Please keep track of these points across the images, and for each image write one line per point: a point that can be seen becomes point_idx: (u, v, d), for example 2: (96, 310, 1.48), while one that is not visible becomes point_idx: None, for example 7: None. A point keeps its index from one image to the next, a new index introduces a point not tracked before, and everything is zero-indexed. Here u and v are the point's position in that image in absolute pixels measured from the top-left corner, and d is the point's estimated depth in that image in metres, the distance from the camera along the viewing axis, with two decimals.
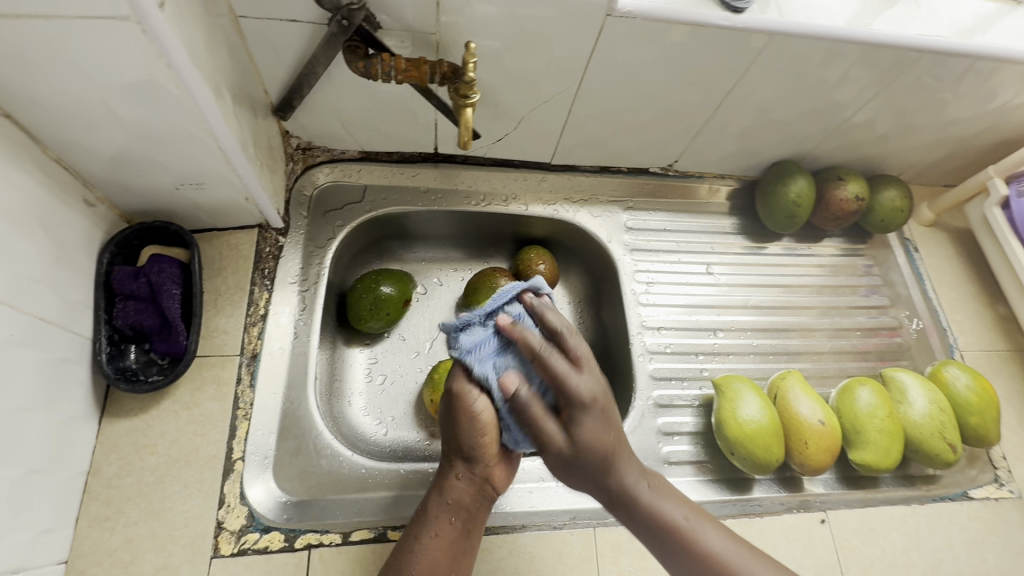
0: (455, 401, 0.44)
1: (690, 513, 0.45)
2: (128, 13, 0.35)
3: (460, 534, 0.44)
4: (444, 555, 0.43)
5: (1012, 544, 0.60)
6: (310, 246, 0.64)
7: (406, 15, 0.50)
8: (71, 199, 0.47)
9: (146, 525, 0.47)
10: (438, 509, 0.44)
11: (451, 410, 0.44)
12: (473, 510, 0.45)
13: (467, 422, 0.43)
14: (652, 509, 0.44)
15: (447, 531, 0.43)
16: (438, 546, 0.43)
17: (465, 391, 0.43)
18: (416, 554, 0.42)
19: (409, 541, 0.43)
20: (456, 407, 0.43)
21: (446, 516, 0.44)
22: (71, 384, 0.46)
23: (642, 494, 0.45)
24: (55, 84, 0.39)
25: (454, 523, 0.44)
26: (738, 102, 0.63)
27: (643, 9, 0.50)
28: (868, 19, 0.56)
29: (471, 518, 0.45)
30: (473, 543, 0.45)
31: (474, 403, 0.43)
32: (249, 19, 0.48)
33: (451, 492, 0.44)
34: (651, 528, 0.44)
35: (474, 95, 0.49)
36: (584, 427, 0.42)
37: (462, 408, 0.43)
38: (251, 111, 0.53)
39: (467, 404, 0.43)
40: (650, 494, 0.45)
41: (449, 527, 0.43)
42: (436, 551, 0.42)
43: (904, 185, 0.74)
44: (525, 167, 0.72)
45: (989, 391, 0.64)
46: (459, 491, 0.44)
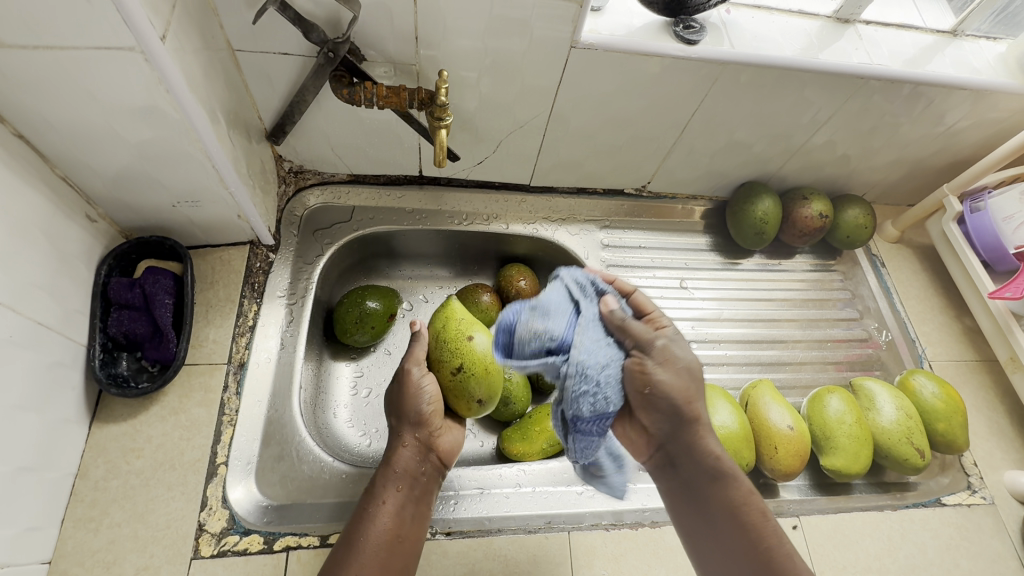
0: (401, 379, 0.52)
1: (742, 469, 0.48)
2: (133, 45, 0.39)
3: (408, 501, 0.47)
4: (393, 520, 0.46)
5: (987, 549, 0.61)
6: (299, 262, 0.67)
7: (388, 47, 0.55)
8: (74, 215, 0.51)
9: (129, 527, 0.49)
10: (386, 481, 0.48)
11: (398, 388, 0.52)
12: (420, 479, 0.49)
13: (412, 394, 0.51)
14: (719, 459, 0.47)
15: (394, 498, 0.47)
16: (387, 511, 0.46)
17: (409, 375, 0.51)
18: (367, 521, 0.45)
19: (358, 513, 0.46)
20: (401, 383, 0.51)
21: (394, 485, 0.48)
22: (64, 387, 0.49)
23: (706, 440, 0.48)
24: (66, 109, 0.43)
25: (401, 491, 0.48)
26: (701, 126, 0.68)
27: (604, 41, 0.55)
28: (814, 50, 0.61)
29: (419, 486, 0.49)
30: (423, 512, 0.48)
31: (418, 378, 0.51)
32: (245, 53, 0.53)
33: (397, 462, 0.49)
34: (707, 471, 0.47)
35: (448, 118, 0.54)
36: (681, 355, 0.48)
37: (406, 385, 0.51)
38: (245, 135, 0.57)
39: (411, 379, 0.51)
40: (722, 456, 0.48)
41: (396, 494, 0.47)
42: (385, 517, 0.45)
43: (866, 204, 0.78)
44: (505, 189, 0.77)
45: (955, 398, 0.65)
46: (405, 459, 0.49)
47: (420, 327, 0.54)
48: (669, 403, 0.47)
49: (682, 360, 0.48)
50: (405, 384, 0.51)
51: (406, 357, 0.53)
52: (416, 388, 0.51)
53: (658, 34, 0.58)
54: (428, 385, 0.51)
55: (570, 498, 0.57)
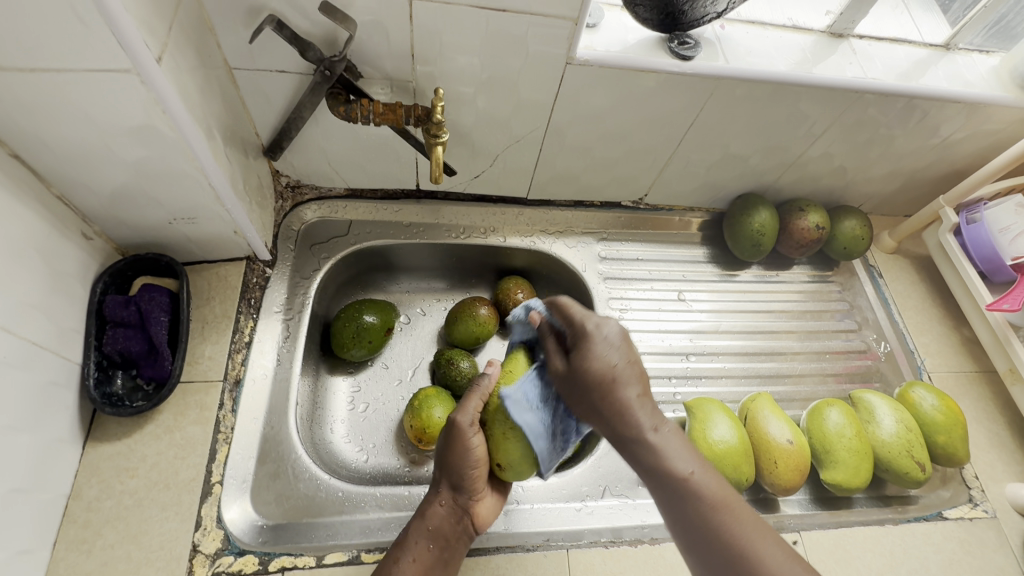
0: (453, 432, 0.49)
1: (697, 465, 0.43)
2: (129, 67, 0.39)
3: (435, 562, 0.48)
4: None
5: (990, 564, 0.60)
6: (296, 277, 0.67)
7: (384, 63, 0.55)
8: (70, 233, 0.50)
9: (123, 548, 0.48)
10: (418, 534, 0.49)
11: (447, 440, 0.50)
12: (450, 540, 0.49)
13: (460, 452, 0.49)
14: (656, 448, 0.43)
15: (423, 557, 0.47)
16: (413, 568, 0.47)
17: (464, 429, 0.49)
18: (393, 573, 0.46)
19: (388, 564, 0.47)
20: (451, 437, 0.49)
21: (424, 542, 0.48)
22: (58, 407, 0.49)
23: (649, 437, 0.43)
24: (62, 129, 0.43)
25: (430, 550, 0.48)
26: (697, 139, 0.68)
27: (599, 57, 0.55)
28: (808, 64, 0.61)
29: (447, 548, 0.49)
30: (448, 574, 0.48)
31: (469, 435, 0.49)
32: (242, 70, 0.53)
33: (431, 518, 0.50)
34: (653, 468, 0.43)
35: (444, 134, 0.55)
36: (596, 359, 0.44)
37: (458, 439, 0.49)
38: (242, 151, 0.57)
39: (463, 437, 0.49)
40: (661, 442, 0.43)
41: (425, 553, 0.48)
42: (410, 574, 0.46)
43: (862, 215, 0.78)
44: (503, 202, 0.77)
45: (955, 410, 0.65)
46: (438, 518, 0.49)
47: (488, 375, 0.50)
48: (597, 396, 0.44)
49: (597, 356, 0.44)
50: (456, 439, 0.49)
51: (462, 406, 0.50)
52: (466, 444, 0.49)
53: (653, 49, 0.58)
54: (476, 442, 0.49)
55: (569, 514, 0.57)
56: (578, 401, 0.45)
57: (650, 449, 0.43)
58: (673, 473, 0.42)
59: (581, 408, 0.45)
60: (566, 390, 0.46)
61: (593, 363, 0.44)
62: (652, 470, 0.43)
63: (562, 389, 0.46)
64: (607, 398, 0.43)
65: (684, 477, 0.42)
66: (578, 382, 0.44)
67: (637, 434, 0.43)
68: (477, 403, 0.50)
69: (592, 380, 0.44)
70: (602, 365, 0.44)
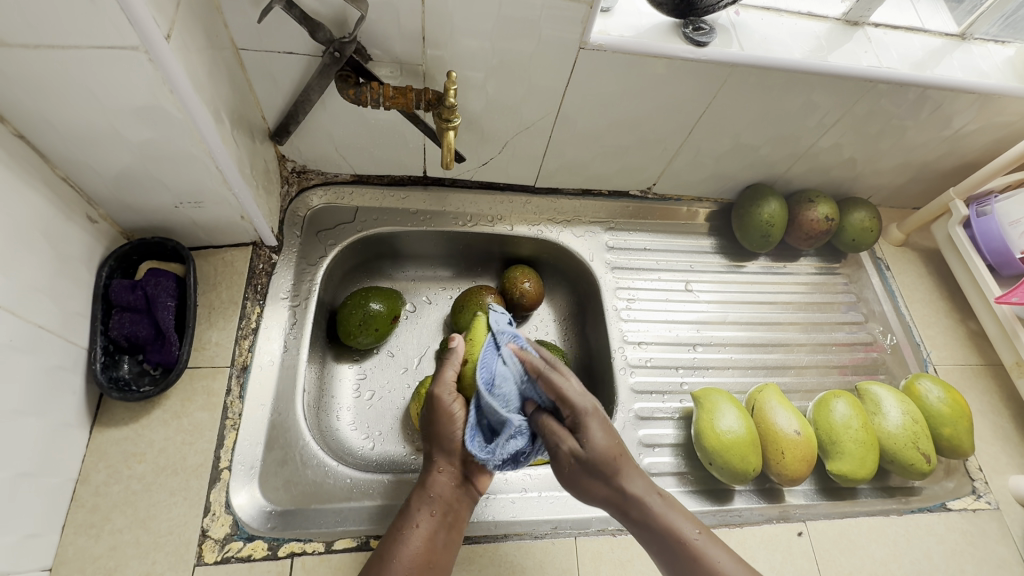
0: (434, 405, 0.50)
1: (702, 531, 0.46)
2: (137, 44, 0.38)
3: (440, 528, 0.47)
4: (425, 545, 0.46)
5: (993, 555, 0.61)
6: (302, 264, 0.66)
7: (394, 46, 0.54)
8: (75, 216, 0.50)
9: (132, 532, 0.48)
10: (420, 503, 0.48)
11: (430, 414, 0.51)
12: (454, 504, 0.49)
13: (445, 423, 0.50)
14: (665, 522, 0.46)
15: (427, 523, 0.47)
16: (418, 536, 0.46)
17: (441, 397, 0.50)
18: (399, 543, 0.46)
19: (393, 533, 0.47)
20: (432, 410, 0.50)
21: (427, 509, 0.48)
22: (65, 392, 0.48)
23: (652, 505, 0.47)
24: (68, 109, 0.42)
25: (434, 516, 0.48)
26: (708, 128, 0.67)
27: (613, 42, 0.54)
28: (823, 52, 0.60)
29: (452, 512, 0.49)
30: (455, 538, 0.48)
31: (450, 406, 0.50)
32: (249, 52, 0.52)
33: (432, 486, 0.49)
34: (660, 540, 0.46)
35: (456, 119, 0.54)
36: (596, 439, 0.47)
37: (439, 409, 0.50)
38: (248, 135, 0.56)
39: (443, 405, 0.50)
40: (665, 512, 0.47)
41: (429, 520, 0.47)
42: (416, 543, 0.46)
43: (872, 207, 0.78)
44: (510, 190, 0.76)
45: (961, 403, 0.65)
46: (441, 485, 0.49)
47: (455, 348, 0.52)
48: (600, 470, 0.47)
49: (594, 434, 0.47)
50: (438, 410, 0.50)
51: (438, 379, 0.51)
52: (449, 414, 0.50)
53: (667, 35, 0.57)
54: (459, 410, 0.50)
55: (577, 503, 0.57)
56: (580, 477, 0.47)
57: (653, 521, 0.46)
58: (678, 538, 0.46)
59: (586, 486, 0.48)
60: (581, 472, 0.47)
61: (593, 442, 0.46)
62: (667, 546, 0.46)
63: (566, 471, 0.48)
64: (607, 476, 0.47)
65: (689, 544, 0.46)
66: (596, 440, 0.47)
67: (647, 509, 0.47)
68: (452, 373, 0.51)
69: (594, 460, 0.46)
70: (606, 436, 0.47)
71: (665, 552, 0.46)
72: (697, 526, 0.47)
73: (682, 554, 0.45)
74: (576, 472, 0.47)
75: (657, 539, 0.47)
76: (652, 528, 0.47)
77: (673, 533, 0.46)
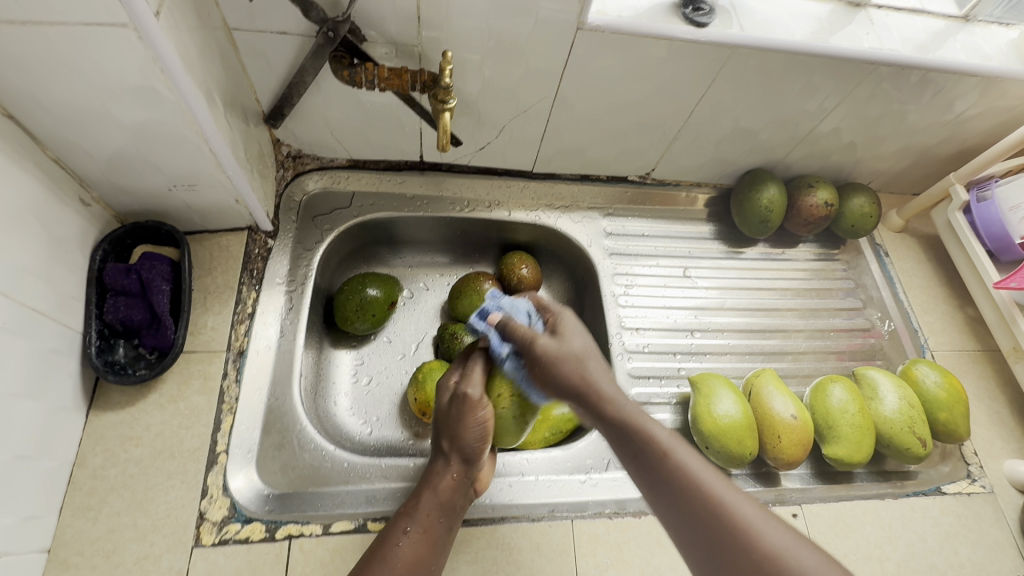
0: (463, 406, 0.49)
1: (673, 435, 0.42)
2: (126, 21, 0.38)
3: (442, 532, 0.47)
4: (427, 548, 0.45)
5: (987, 538, 0.61)
6: (298, 249, 0.66)
7: (389, 27, 0.53)
8: (67, 199, 0.49)
9: (130, 515, 0.48)
10: (427, 505, 0.47)
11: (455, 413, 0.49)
12: (455, 510, 0.49)
13: (470, 425, 0.48)
14: (633, 419, 0.43)
15: (432, 527, 0.46)
16: (423, 539, 0.45)
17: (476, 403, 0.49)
18: (401, 542, 0.44)
19: (394, 533, 0.45)
20: (458, 409, 0.49)
21: (433, 512, 0.47)
22: (61, 375, 0.48)
23: (622, 403, 0.44)
24: (58, 87, 0.41)
25: (440, 521, 0.47)
26: (708, 112, 0.67)
27: (611, 23, 0.54)
28: (824, 34, 0.60)
29: (454, 517, 0.48)
30: (450, 543, 0.48)
31: (478, 408, 0.49)
32: (241, 32, 0.51)
33: (441, 489, 0.48)
34: (627, 438, 0.43)
35: (452, 100, 0.53)
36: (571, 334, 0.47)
37: (467, 413, 0.48)
38: (242, 118, 0.56)
39: (473, 411, 0.48)
40: (634, 412, 0.44)
41: (434, 523, 0.46)
42: (419, 544, 0.45)
43: (871, 193, 0.77)
44: (507, 175, 0.75)
45: (957, 388, 0.65)
46: (448, 490, 0.48)
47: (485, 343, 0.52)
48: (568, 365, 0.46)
49: (567, 327, 0.48)
50: (465, 411, 0.48)
51: (467, 377, 0.50)
52: (473, 416, 0.49)
53: (666, 16, 0.56)
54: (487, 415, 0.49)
55: (573, 486, 0.58)
56: (546, 369, 0.46)
57: (620, 416, 0.44)
58: (647, 436, 0.42)
59: (551, 380, 0.46)
60: (546, 366, 0.46)
61: (567, 333, 0.48)
62: (631, 442, 0.43)
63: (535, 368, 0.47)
64: (578, 370, 0.45)
65: (657, 441, 0.42)
66: (573, 334, 0.48)
67: (611, 410, 0.44)
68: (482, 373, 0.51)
69: (561, 352, 0.46)
70: (579, 334, 0.48)
71: (630, 451, 0.43)
72: (666, 430, 0.43)
73: (648, 450, 0.42)
74: (545, 359, 0.46)
75: (624, 441, 0.43)
76: (619, 423, 0.43)
77: (641, 429, 0.42)
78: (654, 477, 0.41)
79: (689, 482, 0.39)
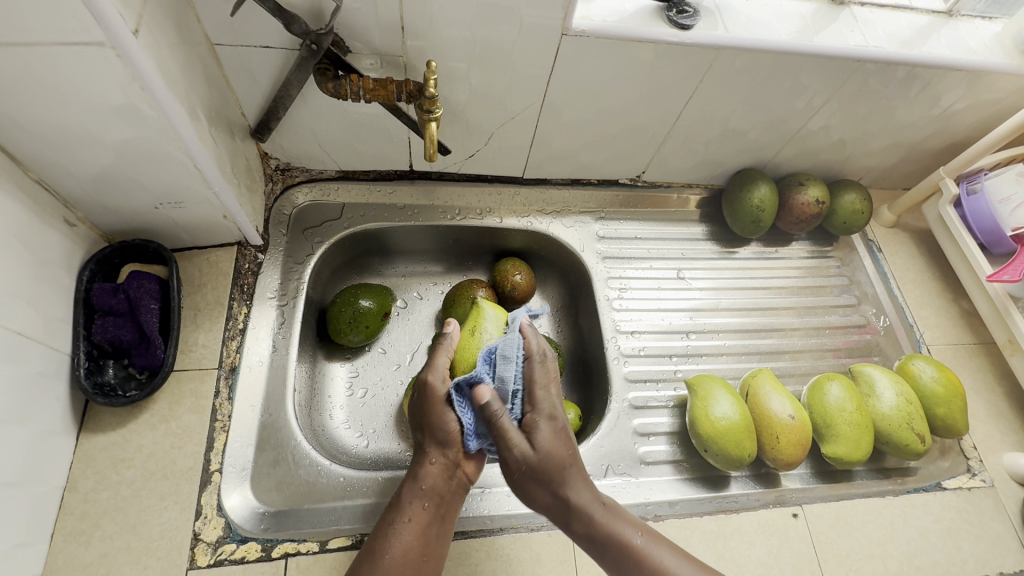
0: (426, 392, 0.48)
1: (645, 535, 0.47)
2: (104, 40, 0.37)
3: (433, 520, 0.46)
4: (417, 538, 0.45)
5: (988, 533, 0.61)
6: (289, 262, 0.65)
7: (374, 38, 0.53)
8: (52, 219, 0.49)
9: (122, 538, 0.48)
10: (412, 496, 0.47)
11: (422, 402, 0.49)
12: (446, 497, 0.48)
13: (439, 410, 0.48)
14: (610, 527, 0.46)
15: (420, 516, 0.46)
16: (411, 530, 0.45)
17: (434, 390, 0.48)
18: (391, 537, 0.44)
19: (383, 528, 0.45)
20: (426, 397, 0.48)
21: (420, 502, 0.46)
22: (49, 399, 0.47)
23: (596, 514, 0.47)
24: (38, 110, 0.41)
25: (427, 510, 0.46)
26: (696, 114, 0.67)
27: (596, 28, 0.54)
28: (810, 33, 0.60)
29: (445, 504, 0.47)
30: (447, 530, 0.47)
31: (442, 392, 0.48)
32: (224, 47, 0.51)
33: (424, 478, 0.47)
34: (603, 545, 0.46)
35: (438, 109, 0.53)
36: (546, 446, 0.47)
37: (433, 398, 0.48)
38: (228, 132, 0.55)
39: (436, 395, 0.48)
40: (608, 519, 0.47)
41: (422, 512, 0.46)
42: (409, 536, 0.45)
43: (862, 188, 0.77)
44: (498, 182, 0.75)
45: (955, 382, 0.65)
46: (432, 476, 0.47)
47: (449, 333, 0.51)
48: (548, 477, 0.47)
49: (543, 436, 0.47)
50: (430, 398, 0.48)
51: (430, 365, 0.50)
52: (441, 402, 0.48)
53: (651, 19, 0.56)
54: (452, 398, 0.48)
55: None
56: (527, 483, 0.47)
57: (594, 529, 0.46)
58: (624, 543, 0.46)
59: (528, 487, 0.48)
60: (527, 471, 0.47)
61: (539, 440, 0.47)
62: (609, 549, 0.46)
63: (519, 477, 0.47)
64: (554, 484, 0.47)
65: (634, 547, 0.46)
66: (546, 439, 0.47)
67: (584, 515, 0.47)
68: (444, 359, 0.50)
69: (541, 465, 0.47)
70: (553, 441, 0.48)
71: (605, 556, 0.46)
72: (639, 530, 0.47)
73: (627, 554, 0.46)
74: (521, 472, 0.47)
75: (602, 548, 0.46)
76: (592, 533, 0.47)
77: (617, 536, 0.46)
78: None
79: None
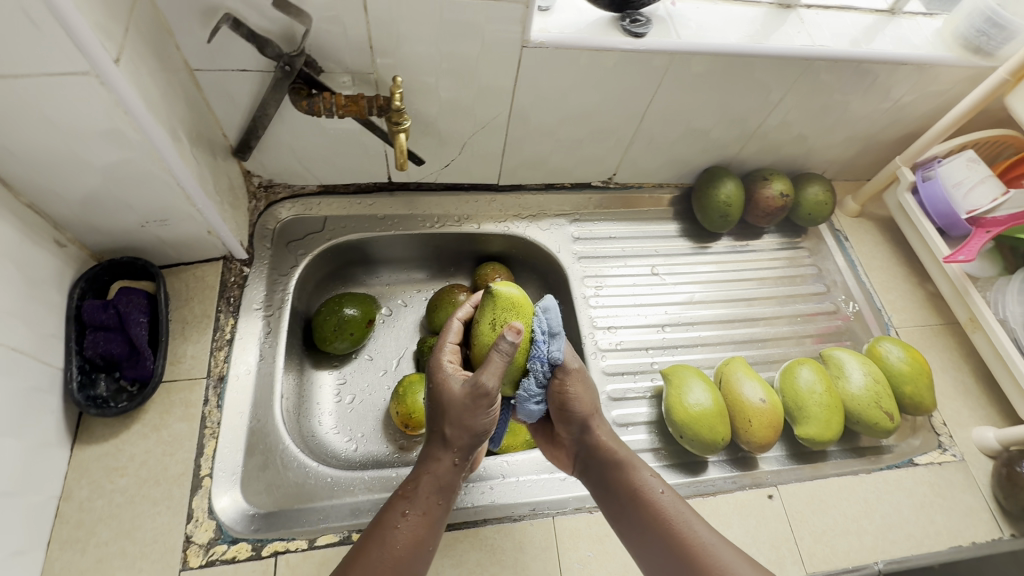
0: (476, 401, 0.45)
1: (664, 488, 0.49)
2: (88, 69, 0.40)
3: (441, 512, 0.47)
4: (425, 530, 0.45)
5: (960, 505, 0.63)
6: (274, 274, 0.68)
7: (345, 58, 0.56)
8: (43, 240, 0.51)
9: (116, 544, 0.49)
10: (426, 489, 0.46)
11: (466, 406, 0.45)
12: (455, 490, 0.48)
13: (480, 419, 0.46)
14: (626, 464, 0.51)
15: (432, 510, 0.46)
16: (422, 522, 0.45)
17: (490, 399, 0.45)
18: (401, 528, 0.44)
19: (393, 516, 0.45)
20: (473, 404, 0.45)
21: (433, 496, 0.46)
22: (43, 411, 0.49)
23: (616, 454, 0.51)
24: (27, 137, 0.44)
25: (439, 504, 0.47)
26: (658, 117, 0.70)
27: (554, 39, 0.57)
28: (759, 36, 0.63)
29: (453, 496, 0.48)
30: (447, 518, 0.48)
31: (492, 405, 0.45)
32: (203, 72, 0.54)
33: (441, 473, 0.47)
34: (615, 482, 0.50)
35: (406, 121, 0.56)
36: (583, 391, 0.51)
37: (479, 406, 0.45)
38: (209, 152, 0.58)
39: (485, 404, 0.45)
40: (628, 456, 0.52)
41: (434, 507, 0.46)
42: (418, 527, 0.45)
43: (825, 180, 0.81)
44: (474, 189, 0.78)
45: (920, 361, 0.68)
46: (449, 473, 0.47)
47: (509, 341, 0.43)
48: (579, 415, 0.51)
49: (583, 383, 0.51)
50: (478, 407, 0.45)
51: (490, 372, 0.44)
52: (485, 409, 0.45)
53: (606, 29, 0.60)
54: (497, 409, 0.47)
55: (554, 485, 0.59)
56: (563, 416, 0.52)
57: (614, 466, 0.51)
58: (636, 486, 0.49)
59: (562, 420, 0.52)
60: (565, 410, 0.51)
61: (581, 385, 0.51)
62: (618, 489, 0.50)
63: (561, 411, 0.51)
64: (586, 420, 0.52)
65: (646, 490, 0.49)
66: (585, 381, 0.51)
67: (606, 454, 0.52)
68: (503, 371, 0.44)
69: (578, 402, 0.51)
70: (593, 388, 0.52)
71: (615, 493, 0.50)
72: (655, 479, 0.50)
73: (637, 498, 0.49)
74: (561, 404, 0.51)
75: (613, 487, 0.50)
76: (611, 468, 0.51)
77: (631, 477, 0.50)
78: (641, 525, 0.48)
79: (678, 538, 0.46)
